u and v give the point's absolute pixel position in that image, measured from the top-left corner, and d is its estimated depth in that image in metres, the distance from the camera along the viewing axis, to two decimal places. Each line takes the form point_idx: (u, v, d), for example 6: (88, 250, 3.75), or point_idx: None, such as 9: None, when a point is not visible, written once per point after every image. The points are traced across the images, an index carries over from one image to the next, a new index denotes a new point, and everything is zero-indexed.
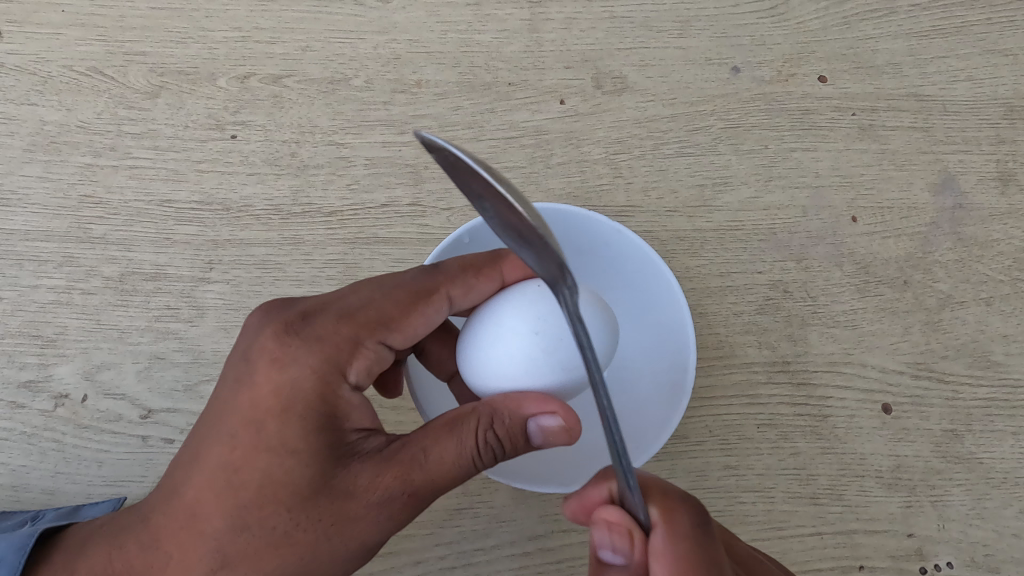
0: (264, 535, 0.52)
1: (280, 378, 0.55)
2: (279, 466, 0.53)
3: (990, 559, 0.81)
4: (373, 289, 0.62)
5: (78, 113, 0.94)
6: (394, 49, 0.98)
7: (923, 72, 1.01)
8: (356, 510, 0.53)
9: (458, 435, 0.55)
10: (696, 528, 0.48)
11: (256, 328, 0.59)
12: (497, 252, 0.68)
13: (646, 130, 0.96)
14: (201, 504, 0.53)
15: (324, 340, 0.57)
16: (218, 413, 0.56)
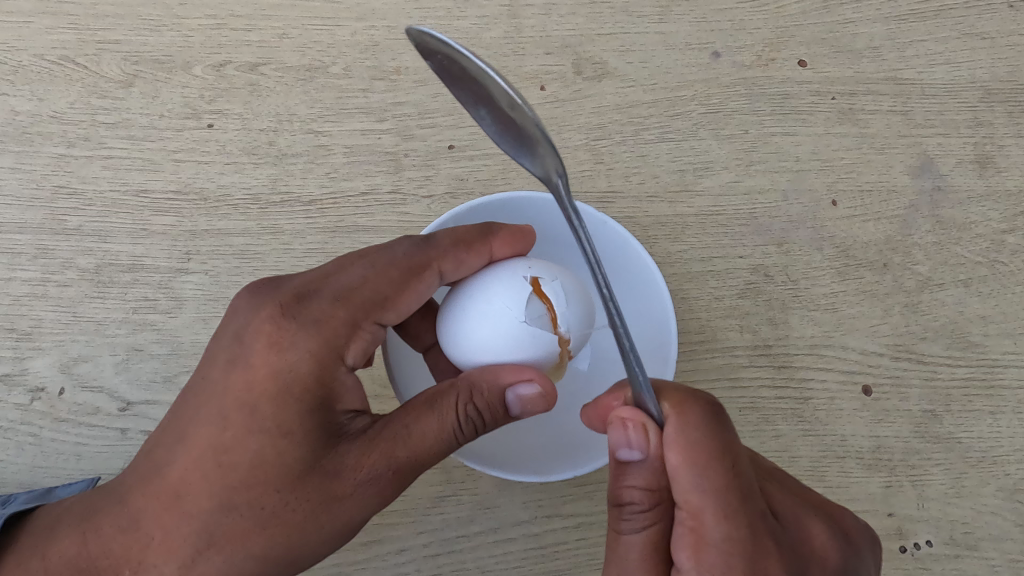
0: (253, 516, 0.52)
1: (279, 361, 0.54)
2: (272, 449, 0.52)
3: (969, 537, 0.82)
4: (364, 267, 0.61)
5: (51, 102, 0.92)
6: (372, 35, 0.97)
7: (901, 56, 1.01)
8: (344, 488, 0.53)
9: (439, 409, 0.55)
10: (707, 421, 0.53)
11: (248, 309, 0.57)
12: (486, 227, 0.67)
13: (626, 115, 0.96)
14: (186, 485, 0.53)
15: (322, 324, 0.56)
16: (207, 395, 0.55)
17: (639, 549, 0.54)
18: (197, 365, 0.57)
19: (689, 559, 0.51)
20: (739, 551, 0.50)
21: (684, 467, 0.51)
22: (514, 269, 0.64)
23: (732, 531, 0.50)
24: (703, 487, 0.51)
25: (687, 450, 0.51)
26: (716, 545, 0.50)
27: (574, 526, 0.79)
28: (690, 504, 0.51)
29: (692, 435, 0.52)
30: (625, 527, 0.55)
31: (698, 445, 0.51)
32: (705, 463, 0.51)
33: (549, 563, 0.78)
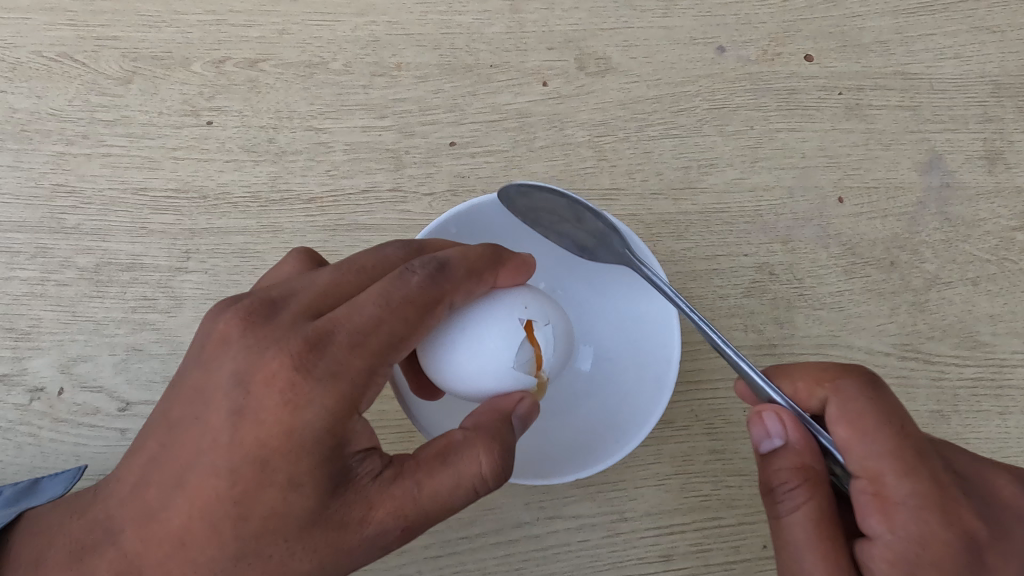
0: (259, 565, 0.51)
1: (291, 418, 0.51)
2: (282, 501, 0.51)
3: None
4: (375, 302, 0.54)
5: (49, 100, 0.92)
6: (372, 31, 0.96)
7: (910, 50, 1.00)
8: (350, 541, 0.51)
9: (452, 463, 0.52)
10: (863, 390, 0.54)
11: (257, 354, 0.53)
12: (497, 254, 0.63)
13: (630, 111, 0.95)
14: (191, 533, 0.52)
15: (336, 376, 0.52)
16: (209, 445, 0.52)
17: (805, 524, 0.55)
18: (192, 407, 0.54)
19: (880, 525, 0.52)
20: (934, 511, 0.51)
21: (857, 435, 0.53)
22: (509, 305, 0.65)
23: (918, 489, 0.51)
24: (882, 451, 0.52)
25: (851, 420, 0.53)
26: (904, 507, 0.51)
27: (576, 527, 0.79)
28: (871, 470, 0.52)
29: (853, 405, 0.54)
30: (782, 506, 0.56)
31: (862, 414, 0.53)
32: (874, 431, 0.53)
33: (550, 565, 0.78)
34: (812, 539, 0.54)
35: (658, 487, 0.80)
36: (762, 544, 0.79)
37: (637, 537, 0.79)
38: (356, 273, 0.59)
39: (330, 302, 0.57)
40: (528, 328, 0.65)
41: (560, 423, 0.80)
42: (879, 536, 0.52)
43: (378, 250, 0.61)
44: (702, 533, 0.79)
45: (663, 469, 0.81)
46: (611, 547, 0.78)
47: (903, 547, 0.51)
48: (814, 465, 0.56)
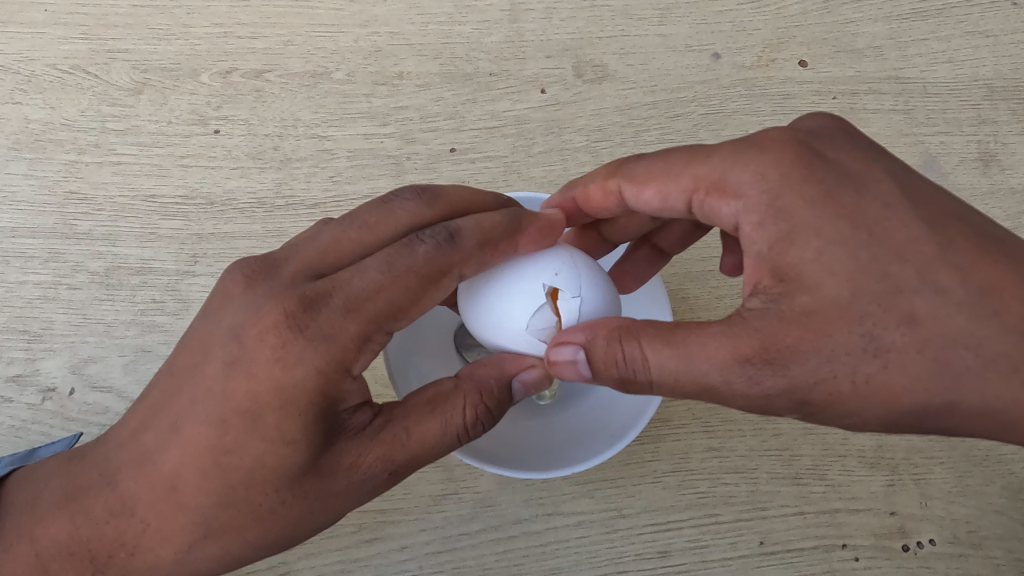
0: (248, 512, 0.54)
1: (283, 376, 0.52)
2: (272, 455, 0.53)
3: (973, 535, 0.80)
4: (380, 271, 0.55)
5: (63, 110, 0.95)
6: (375, 41, 0.99)
7: (903, 55, 1.02)
8: (340, 486, 0.55)
9: (443, 412, 0.57)
10: (629, 161, 0.67)
11: (255, 308, 0.55)
12: (518, 225, 0.63)
13: (627, 117, 0.96)
14: (183, 479, 0.54)
15: (329, 339, 0.53)
16: (203, 395, 0.54)
17: (661, 357, 0.54)
18: (192, 355, 0.56)
19: (731, 203, 0.58)
20: (754, 150, 0.58)
21: (657, 180, 0.63)
22: (542, 265, 0.66)
23: (716, 162, 0.59)
24: (679, 166, 0.62)
25: (644, 178, 0.64)
26: (728, 183, 0.58)
27: (575, 523, 0.80)
28: (689, 180, 0.61)
29: (637, 166, 0.65)
30: (636, 374, 0.55)
31: (645, 168, 0.64)
32: (657, 172, 0.63)
33: (549, 561, 0.78)
34: (677, 356, 0.53)
35: (656, 484, 0.81)
36: (760, 541, 0.80)
37: (636, 533, 0.79)
38: (358, 228, 0.59)
39: (336, 261, 0.58)
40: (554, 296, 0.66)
41: (551, 410, 0.82)
42: (739, 210, 0.57)
43: (388, 203, 0.61)
44: (699, 530, 0.80)
45: (661, 467, 0.82)
46: (609, 543, 0.79)
47: (752, 201, 0.56)
48: (609, 331, 0.57)
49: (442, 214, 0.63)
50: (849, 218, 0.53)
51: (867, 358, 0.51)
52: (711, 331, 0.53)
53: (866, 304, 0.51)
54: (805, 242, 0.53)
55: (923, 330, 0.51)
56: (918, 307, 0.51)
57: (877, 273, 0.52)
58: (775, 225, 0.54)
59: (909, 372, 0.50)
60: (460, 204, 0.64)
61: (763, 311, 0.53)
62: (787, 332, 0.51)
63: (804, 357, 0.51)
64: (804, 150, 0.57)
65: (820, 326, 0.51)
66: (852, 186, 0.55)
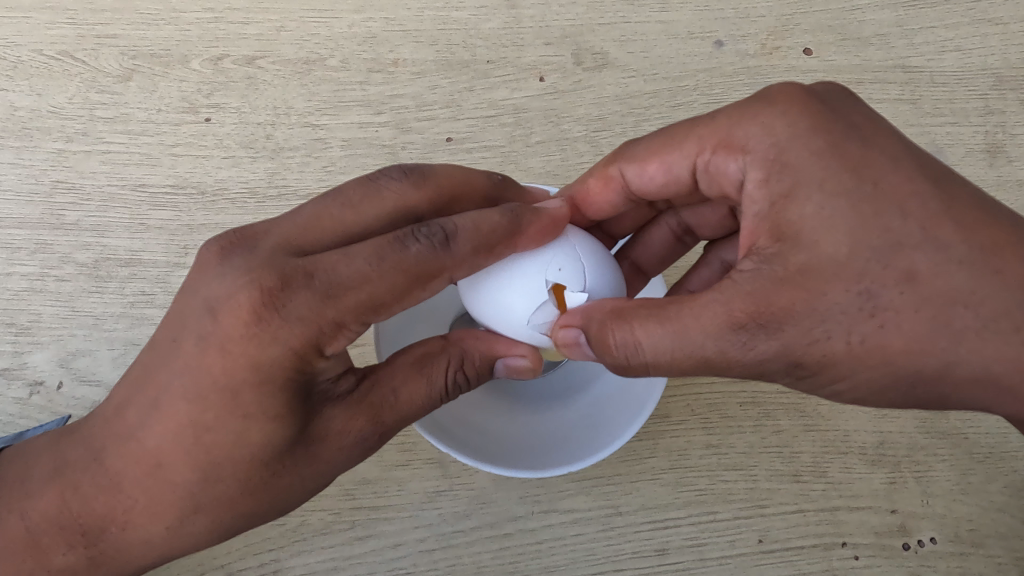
0: (238, 486, 0.54)
1: (258, 353, 0.51)
2: (258, 431, 0.53)
3: (974, 534, 0.79)
4: (368, 260, 0.53)
5: (50, 97, 0.93)
6: (370, 27, 0.97)
7: (910, 43, 0.99)
8: (330, 453, 0.57)
9: (429, 373, 0.60)
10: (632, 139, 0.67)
11: (230, 281, 0.53)
12: (519, 224, 0.59)
13: (627, 106, 0.94)
14: (168, 456, 0.53)
15: (305, 320, 0.52)
16: (180, 369, 0.53)
17: (655, 340, 0.53)
18: (171, 329, 0.54)
19: (739, 160, 0.57)
20: (761, 104, 0.56)
21: (661, 154, 0.63)
22: (547, 258, 0.64)
23: (721, 121, 0.58)
24: (683, 133, 0.62)
25: (647, 152, 0.64)
26: (736, 139, 0.57)
27: (572, 521, 0.79)
28: (693, 146, 0.61)
29: (638, 147, 0.65)
30: (630, 356, 0.54)
31: (647, 143, 0.65)
32: (661, 143, 0.63)
33: (545, 559, 0.77)
34: (674, 334, 0.52)
35: (655, 481, 0.80)
36: (758, 539, 0.79)
37: (633, 531, 0.78)
38: (342, 204, 0.58)
39: (319, 237, 0.56)
40: (559, 288, 0.64)
41: (548, 407, 0.80)
42: (746, 166, 0.56)
43: (373, 183, 0.60)
44: (697, 528, 0.79)
45: (659, 464, 0.81)
46: (606, 541, 0.78)
47: (760, 156, 0.55)
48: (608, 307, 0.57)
49: (429, 198, 0.61)
50: (853, 169, 0.52)
51: (864, 317, 0.49)
52: (704, 297, 0.52)
53: (865, 261, 0.50)
54: (806, 197, 0.52)
55: (923, 286, 0.49)
56: (919, 264, 0.49)
57: (879, 228, 0.50)
58: (779, 181, 0.53)
59: (906, 332, 0.49)
60: (449, 186, 0.63)
61: (757, 272, 0.51)
62: (782, 293, 0.50)
63: (798, 318, 0.50)
64: (811, 101, 0.55)
65: (816, 285, 0.50)
66: (857, 139, 0.53)
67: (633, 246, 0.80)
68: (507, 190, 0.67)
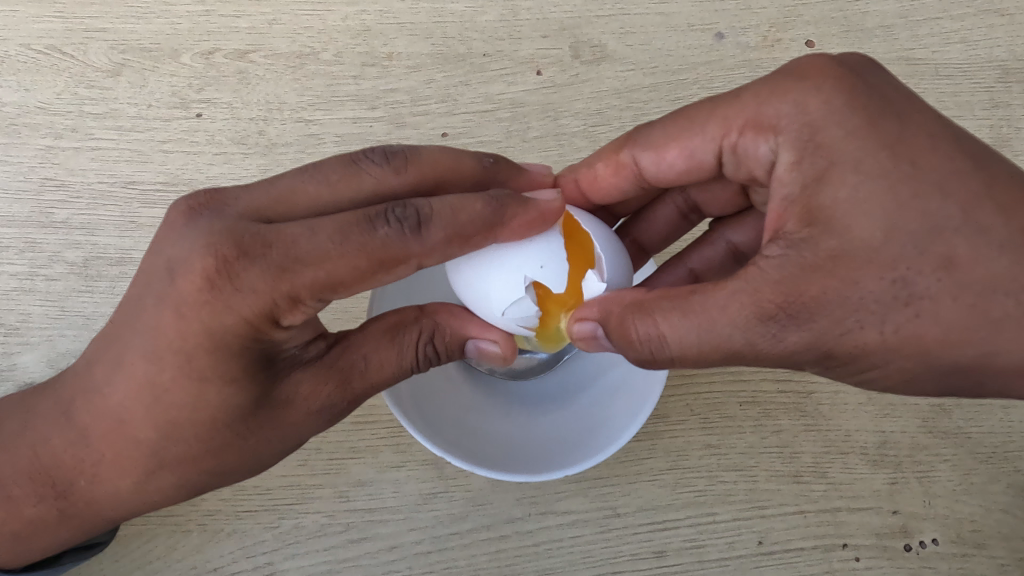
0: (202, 446, 0.55)
1: (210, 320, 0.51)
2: (217, 394, 0.53)
3: (976, 535, 0.78)
4: (332, 238, 0.51)
5: (38, 93, 0.91)
6: (364, 20, 0.95)
7: (915, 35, 0.97)
8: (295, 417, 0.58)
9: (399, 343, 0.61)
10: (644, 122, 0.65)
11: (189, 244, 0.52)
12: (500, 211, 0.57)
13: (626, 100, 0.93)
14: (131, 413, 0.54)
15: (258, 292, 0.50)
16: (141, 328, 0.53)
17: (679, 332, 0.52)
18: (136, 288, 0.55)
19: (770, 141, 0.54)
20: (792, 79, 0.54)
21: (681, 138, 0.61)
22: (528, 256, 0.62)
23: (750, 99, 0.56)
24: (705, 115, 0.59)
25: (665, 135, 0.62)
26: (767, 117, 0.54)
27: (569, 523, 0.78)
28: (718, 127, 0.59)
29: (653, 132, 0.63)
30: (655, 350, 0.53)
31: (664, 126, 0.62)
32: (682, 126, 0.61)
33: (542, 561, 0.76)
34: (700, 326, 0.51)
35: (653, 482, 0.79)
36: (758, 541, 0.78)
37: (631, 533, 0.77)
38: (318, 181, 0.57)
39: (290, 209, 0.55)
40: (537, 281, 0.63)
41: (546, 407, 0.79)
42: (778, 146, 0.53)
43: (354, 164, 0.58)
44: (696, 529, 0.78)
45: (657, 464, 0.80)
46: (603, 543, 0.77)
47: (790, 136, 0.52)
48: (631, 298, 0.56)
49: (409, 183, 0.60)
50: (891, 148, 0.50)
51: (898, 306, 0.48)
52: (729, 286, 0.50)
53: (901, 247, 0.48)
54: (841, 178, 0.50)
55: (960, 272, 0.48)
56: (957, 249, 0.48)
57: (917, 211, 0.48)
58: (812, 162, 0.51)
59: (942, 320, 0.48)
60: (432, 172, 0.61)
61: (784, 258, 0.50)
62: (812, 281, 0.49)
63: (830, 307, 0.48)
64: (845, 74, 0.53)
65: (848, 273, 0.48)
66: (894, 115, 0.51)
67: (635, 221, 0.79)
68: (496, 175, 0.65)
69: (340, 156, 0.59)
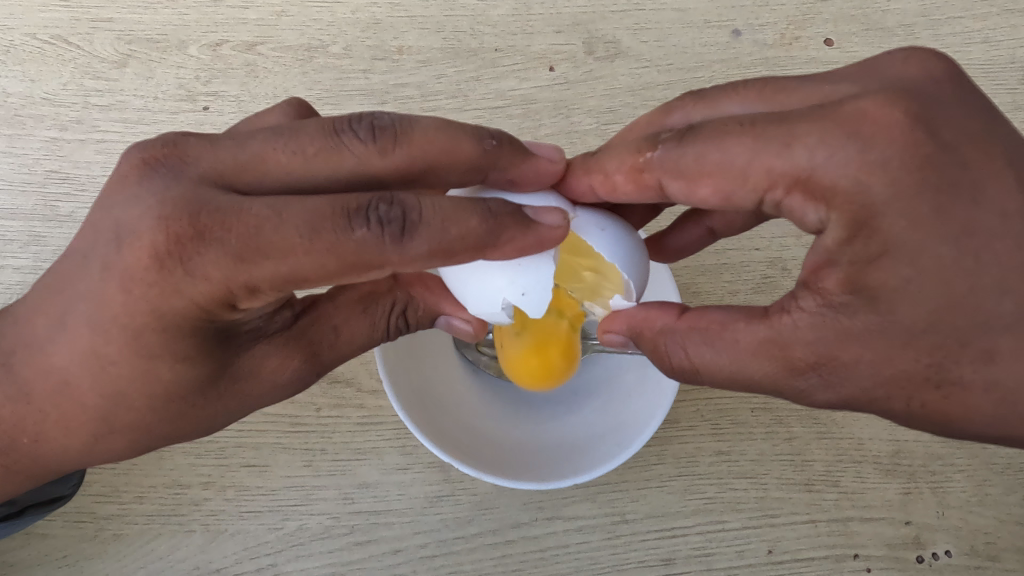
0: (155, 414, 0.54)
1: (159, 301, 0.48)
2: (168, 368, 0.51)
3: (990, 547, 0.77)
4: (298, 232, 0.45)
5: (43, 84, 0.90)
6: (373, 13, 0.94)
7: (936, 34, 0.95)
8: (258, 388, 0.57)
9: (372, 314, 0.60)
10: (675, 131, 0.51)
11: (138, 209, 0.48)
12: (495, 225, 0.49)
13: (640, 97, 0.91)
14: (75, 376, 0.52)
15: (210, 279, 0.47)
16: (86, 292, 0.50)
17: (709, 369, 0.52)
18: (81, 241, 0.51)
19: (822, 211, 0.46)
20: (861, 129, 0.45)
21: (716, 174, 0.49)
22: (512, 279, 0.58)
23: (811, 145, 0.45)
24: (749, 152, 0.47)
25: (697, 165, 0.49)
26: (823, 167, 0.45)
27: (576, 529, 0.77)
28: (760, 176, 0.47)
29: (684, 159, 0.50)
30: (688, 377, 0.53)
31: (697, 159, 0.49)
32: (716, 165, 0.48)
33: (549, 567, 0.75)
34: (735, 370, 0.50)
35: (661, 488, 0.78)
36: (767, 550, 0.77)
37: (639, 540, 0.76)
38: (292, 155, 0.49)
39: (256, 179, 0.49)
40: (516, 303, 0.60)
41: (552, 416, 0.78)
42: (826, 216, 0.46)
43: (335, 137, 0.50)
44: (705, 537, 0.77)
45: (666, 471, 0.79)
46: (610, 549, 0.76)
47: (847, 204, 0.45)
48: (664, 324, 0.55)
49: (397, 167, 0.51)
50: (959, 238, 0.45)
51: (927, 387, 0.47)
52: (760, 333, 0.49)
53: (941, 335, 0.46)
54: (895, 263, 0.45)
55: (1000, 368, 0.46)
56: (1000, 344, 0.46)
57: (968, 307, 0.45)
58: (865, 245, 0.45)
59: (969, 408, 0.47)
60: (426, 156, 0.51)
61: (818, 317, 0.47)
62: (847, 347, 0.47)
63: (858, 371, 0.47)
64: (918, 130, 0.45)
65: (883, 347, 0.46)
66: (970, 192, 0.45)
67: None
68: (500, 159, 0.54)
69: (321, 120, 0.51)
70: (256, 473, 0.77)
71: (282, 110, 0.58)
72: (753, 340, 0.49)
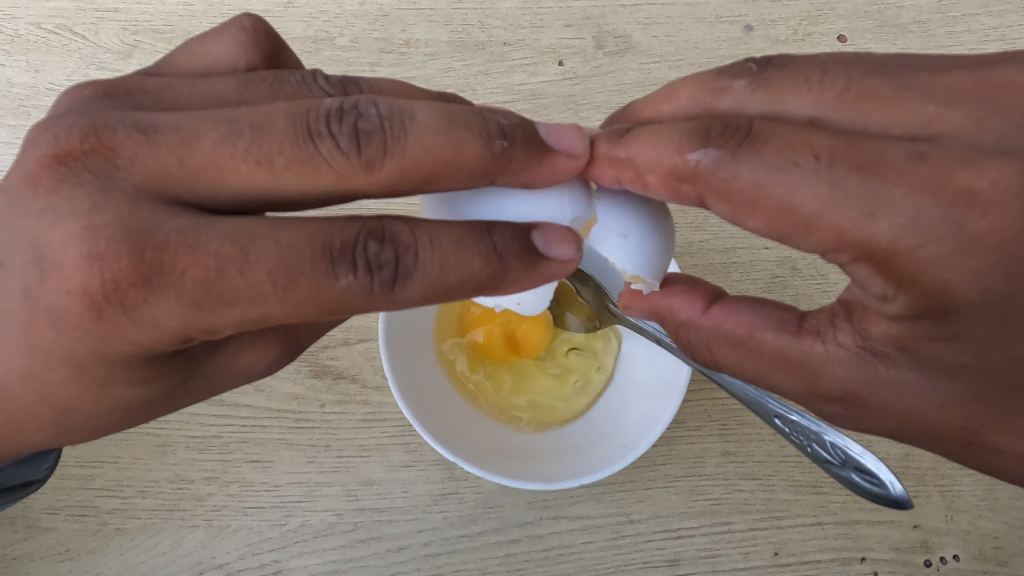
0: (117, 419, 0.52)
1: (101, 344, 0.44)
2: (118, 392, 0.49)
3: (1000, 552, 0.76)
4: (267, 280, 0.41)
5: (49, 74, 0.89)
6: (381, 5, 0.93)
7: (951, 31, 0.93)
8: (227, 380, 0.57)
9: None
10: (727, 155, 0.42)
11: (60, 233, 0.42)
12: (496, 274, 0.45)
13: (650, 93, 0.90)
14: (21, 398, 0.48)
15: (160, 326, 0.43)
16: (10, 318, 0.45)
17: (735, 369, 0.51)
18: None
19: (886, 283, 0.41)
20: (953, 200, 0.39)
21: (773, 212, 0.42)
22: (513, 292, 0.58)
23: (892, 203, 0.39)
24: (818, 199, 0.40)
25: (753, 199, 0.42)
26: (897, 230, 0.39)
27: (581, 528, 0.76)
28: (828, 231, 0.40)
29: (737, 185, 0.42)
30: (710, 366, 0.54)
31: (756, 196, 0.42)
32: (775, 208, 0.42)
33: (553, 566, 0.75)
34: (759, 376, 0.51)
35: (667, 489, 0.77)
36: (773, 552, 0.76)
37: (644, 540, 0.76)
38: (261, 169, 0.42)
39: (216, 186, 0.42)
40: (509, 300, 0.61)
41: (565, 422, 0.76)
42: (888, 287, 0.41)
43: (312, 147, 0.42)
44: (712, 538, 0.76)
45: (673, 471, 0.78)
46: (615, 549, 0.75)
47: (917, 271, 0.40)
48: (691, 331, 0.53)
49: (388, 185, 0.44)
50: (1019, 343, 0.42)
51: (956, 441, 0.47)
52: (787, 353, 0.48)
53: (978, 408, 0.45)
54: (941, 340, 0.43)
55: None
56: None
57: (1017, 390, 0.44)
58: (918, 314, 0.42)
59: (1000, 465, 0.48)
60: (423, 174, 0.44)
61: (845, 356, 0.46)
62: (877, 393, 0.47)
63: (881, 412, 0.48)
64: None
65: (915, 405, 0.46)
66: None
67: None
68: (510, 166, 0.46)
69: (293, 118, 0.43)
70: (260, 468, 0.76)
71: (231, 38, 0.52)
72: (776, 353, 0.49)
